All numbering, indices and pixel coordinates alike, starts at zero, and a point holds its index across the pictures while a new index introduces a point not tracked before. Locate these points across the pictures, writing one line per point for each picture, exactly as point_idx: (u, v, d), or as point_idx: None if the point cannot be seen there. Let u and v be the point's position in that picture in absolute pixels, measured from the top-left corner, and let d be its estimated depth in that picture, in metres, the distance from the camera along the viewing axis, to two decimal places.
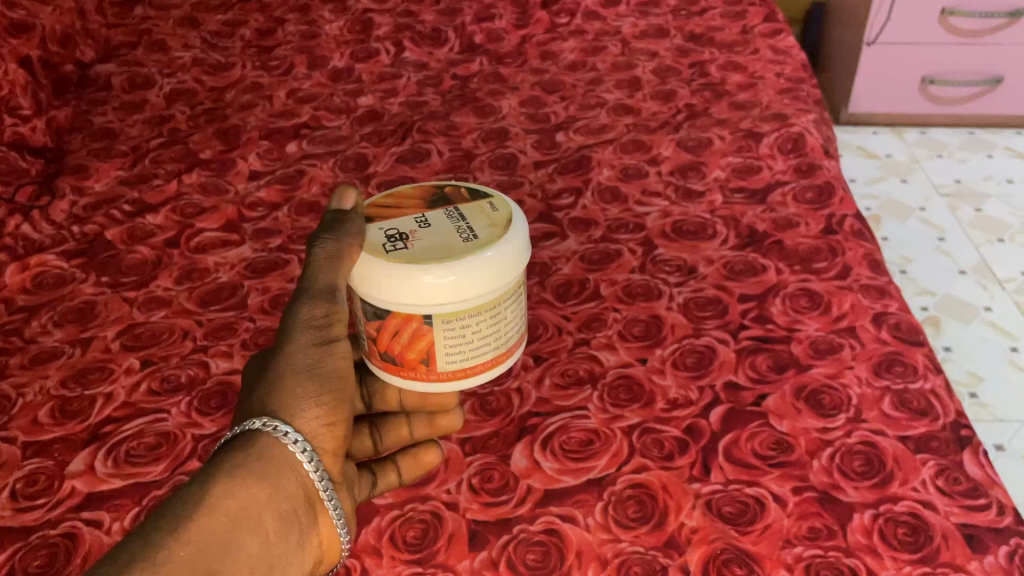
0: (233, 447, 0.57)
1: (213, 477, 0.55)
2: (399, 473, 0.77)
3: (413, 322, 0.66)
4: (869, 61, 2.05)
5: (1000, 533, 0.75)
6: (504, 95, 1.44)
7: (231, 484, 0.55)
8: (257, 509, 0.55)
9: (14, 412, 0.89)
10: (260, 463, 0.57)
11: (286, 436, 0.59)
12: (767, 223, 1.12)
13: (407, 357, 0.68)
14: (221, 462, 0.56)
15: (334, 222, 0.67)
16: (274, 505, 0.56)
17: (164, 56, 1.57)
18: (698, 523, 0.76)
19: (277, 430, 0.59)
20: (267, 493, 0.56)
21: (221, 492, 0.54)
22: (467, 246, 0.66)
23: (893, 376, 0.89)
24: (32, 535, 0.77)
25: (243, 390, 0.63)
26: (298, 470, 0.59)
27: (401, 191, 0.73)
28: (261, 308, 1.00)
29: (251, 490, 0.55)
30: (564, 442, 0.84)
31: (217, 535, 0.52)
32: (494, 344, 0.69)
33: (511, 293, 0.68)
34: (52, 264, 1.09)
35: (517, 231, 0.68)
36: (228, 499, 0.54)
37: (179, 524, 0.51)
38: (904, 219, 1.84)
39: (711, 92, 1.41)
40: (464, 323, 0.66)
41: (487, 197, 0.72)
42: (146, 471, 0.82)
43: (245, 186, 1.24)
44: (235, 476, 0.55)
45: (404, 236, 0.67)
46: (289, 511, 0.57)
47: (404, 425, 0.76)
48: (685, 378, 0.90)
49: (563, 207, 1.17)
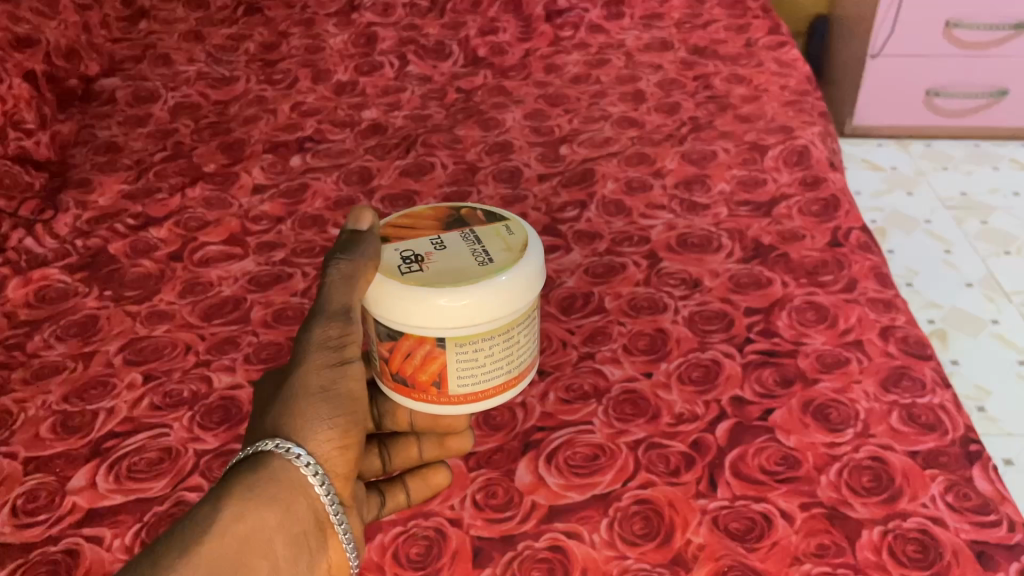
0: (245, 467, 0.57)
1: (225, 496, 0.54)
2: (408, 493, 0.77)
3: (426, 344, 0.65)
4: (873, 74, 2.05)
5: (1012, 550, 0.74)
6: (508, 109, 1.44)
7: (243, 505, 0.54)
8: (267, 532, 0.55)
9: (16, 426, 0.89)
10: (271, 485, 0.56)
11: (298, 459, 0.58)
12: (773, 235, 1.11)
13: (419, 379, 0.67)
14: (232, 482, 0.55)
15: (350, 243, 0.67)
16: (284, 528, 0.56)
17: (169, 70, 1.58)
18: (705, 540, 0.75)
19: (290, 452, 0.58)
20: (278, 517, 0.55)
21: (232, 513, 0.53)
22: (483, 270, 0.66)
23: (901, 391, 0.89)
24: (33, 552, 0.76)
25: (257, 410, 0.62)
26: (309, 493, 0.58)
27: (418, 212, 0.73)
28: (264, 322, 1.00)
29: (262, 513, 0.55)
30: (569, 458, 0.83)
31: (226, 558, 0.52)
32: (506, 369, 0.68)
33: (524, 317, 0.68)
34: (55, 278, 1.09)
35: (533, 256, 0.68)
36: (240, 522, 0.53)
37: (190, 544, 0.50)
38: (910, 232, 1.83)
39: (715, 105, 1.41)
40: (476, 347, 0.66)
41: (503, 220, 0.72)
42: (147, 487, 0.81)
43: (249, 200, 1.23)
44: (246, 498, 0.55)
45: (419, 258, 0.67)
46: (300, 535, 0.57)
47: (414, 445, 0.76)
48: (691, 393, 0.89)
49: (568, 220, 1.17)
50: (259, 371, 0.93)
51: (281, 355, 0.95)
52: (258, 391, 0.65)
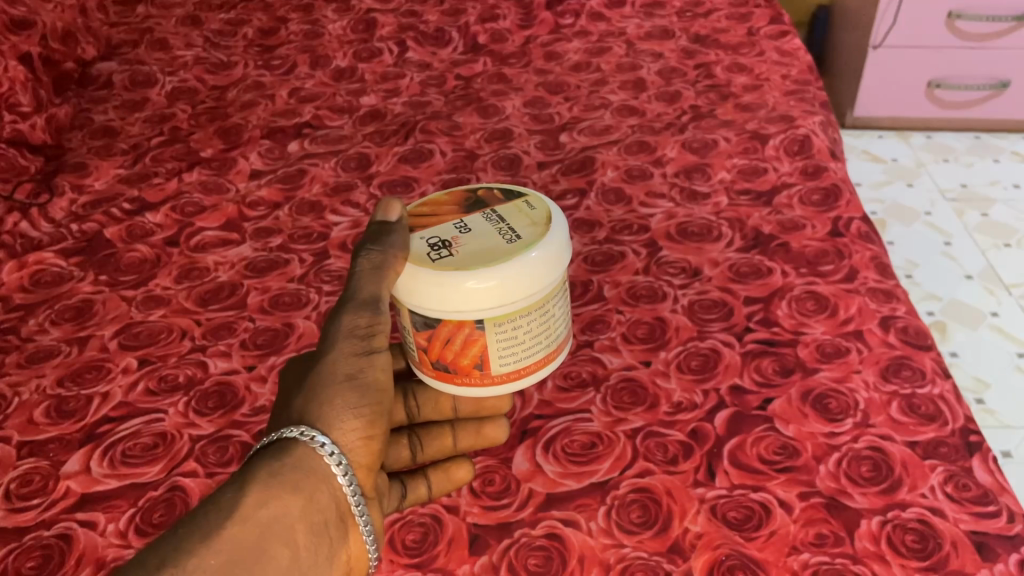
0: (269, 453, 0.56)
1: (248, 482, 0.54)
2: (429, 486, 0.77)
3: (466, 328, 0.65)
4: (875, 65, 2.04)
5: (1012, 540, 0.73)
6: (508, 96, 1.43)
7: (266, 492, 0.53)
8: (292, 520, 0.54)
9: (9, 411, 0.88)
10: (295, 473, 0.55)
11: (323, 447, 0.58)
12: (773, 225, 1.10)
13: (460, 363, 0.67)
14: (255, 468, 0.55)
15: (380, 234, 0.66)
16: (307, 517, 0.55)
17: (166, 55, 1.57)
18: (703, 528, 0.75)
19: (314, 441, 0.58)
20: (301, 505, 0.55)
21: (256, 499, 0.53)
22: (511, 247, 0.65)
23: (901, 380, 0.88)
24: (26, 536, 0.76)
25: (282, 398, 0.62)
26: (331, 482, 0.57)
27: (436, 198, 0.73)
28: (261, 307, 0.99)
29: (284, 500, 0.54)
30: (567, 445, 0.82)
31: (249, 543, 0.51)
32: (544, 344, 0.68)
33: (559, 291, 0.68)
34: (50, 262, 1.08)
35: (559, 229, 0.68)
36: (263, 508, 0.53)
37: (211, 530, 0.50)
38: (909, 223, 1.83)
39: (716, 94, 1.40)
40: (515, 325, 0.65)
41: (522, 197, 0.72)
42: (141, 472, 0.81)
43: (245, 185, 1.22)
44: (271, 484, 0.54)
45: (446, 243, 0.66)
46: (321, 525, 0.56)
47: (448, 435, 0.78)
48: (689, 382, 0.89)
49: (567, 208, 1.16)
50: (257, 356, 0.92)
51: (278, 341, 0.94)
52: (278, 380, 0.65)
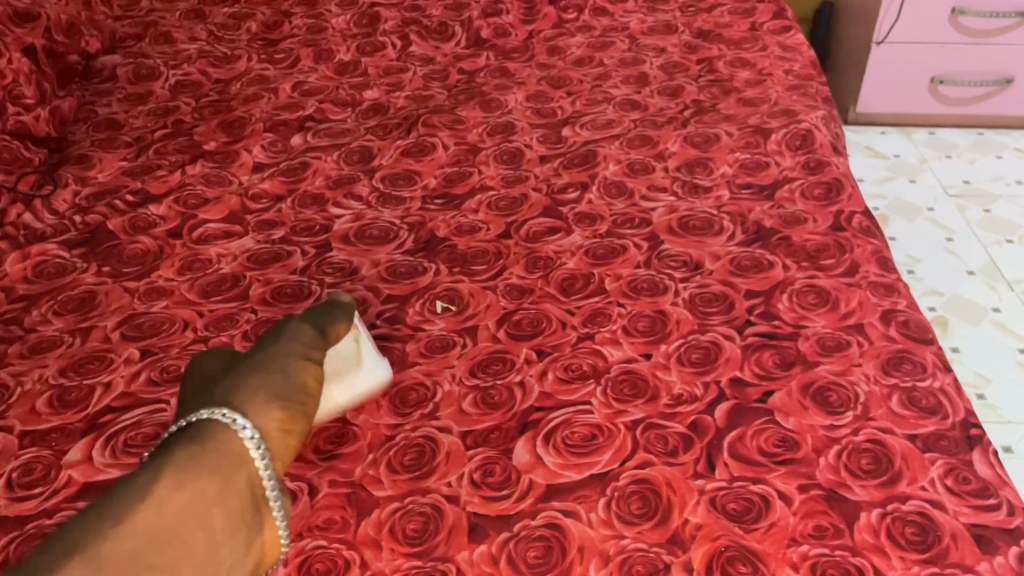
0: (192, 436, 0.70)
1: (166, 466, 0.66)
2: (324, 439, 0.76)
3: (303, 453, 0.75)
4: (879, 61, 2.03)
5: (1011, 533, 0.73)
6: (510, 90, 1.43)
7: (179, 476, 0.66)
8: (203, 504, 0.66)
9: (12, 400, 0.89)
10: (212, 454, 0.69)
11: (240, 427, 0.72)
12: (775, 219, 1.11)
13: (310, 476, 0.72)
14: (176, 452, 0.68)
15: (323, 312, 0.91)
16: (217, 497, 0.67)
17: (170, 48, 1.57)
18: (703, 520, 0.75)
19: (234, 421, 0.72)
20: (213, 487, 0.67)
21: (170, 484, 0.65)
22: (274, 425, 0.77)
23: (901, 374, 0.88)
24: (27, 525, 0.76)
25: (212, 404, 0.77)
26: (246, 466, 0.70)
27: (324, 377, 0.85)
28: (263, 299, 1.00)
29: (198, 483, 0.66)
30: (567, 437, 0.82)
31: (159, 521, 0.63)
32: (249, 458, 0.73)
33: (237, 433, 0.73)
34: (54, 254, 1.08)
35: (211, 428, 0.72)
36: (173, 493, 0.65)
37: (126, 510, 0.62)
38: (912, 219, 1.82)
39: (718, 89, 1.40)
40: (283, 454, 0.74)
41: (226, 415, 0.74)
42: (143, 461, 0.81)
43: (248, 177, 1.23)
44: (185, 470, 0.66)
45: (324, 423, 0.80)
46: (233, 505, 0.67)
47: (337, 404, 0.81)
48: (690, 374, 0.89)
49: (569, 201, 1.16)
50: None
51: None
52: (203, 360, 0.85)
